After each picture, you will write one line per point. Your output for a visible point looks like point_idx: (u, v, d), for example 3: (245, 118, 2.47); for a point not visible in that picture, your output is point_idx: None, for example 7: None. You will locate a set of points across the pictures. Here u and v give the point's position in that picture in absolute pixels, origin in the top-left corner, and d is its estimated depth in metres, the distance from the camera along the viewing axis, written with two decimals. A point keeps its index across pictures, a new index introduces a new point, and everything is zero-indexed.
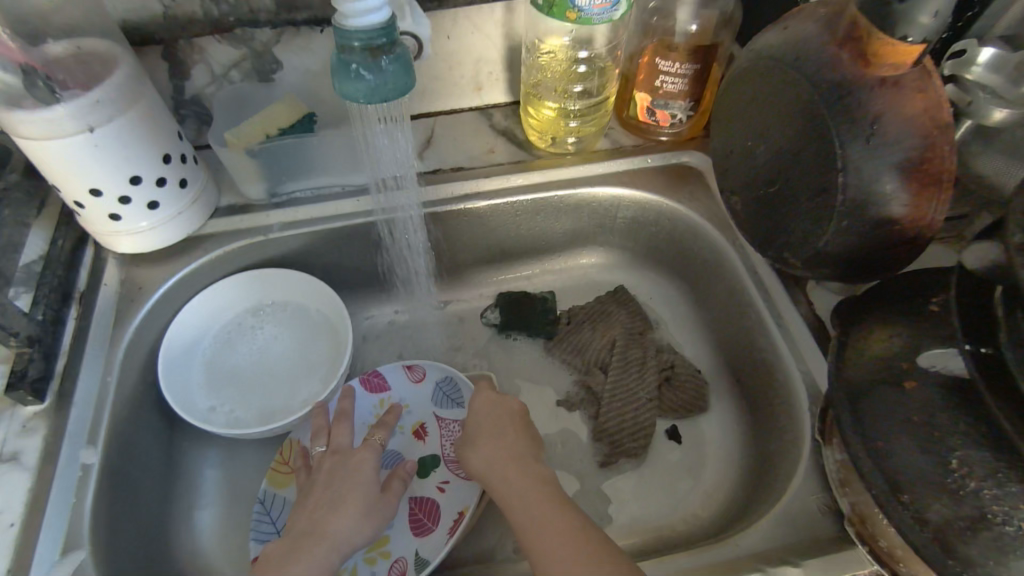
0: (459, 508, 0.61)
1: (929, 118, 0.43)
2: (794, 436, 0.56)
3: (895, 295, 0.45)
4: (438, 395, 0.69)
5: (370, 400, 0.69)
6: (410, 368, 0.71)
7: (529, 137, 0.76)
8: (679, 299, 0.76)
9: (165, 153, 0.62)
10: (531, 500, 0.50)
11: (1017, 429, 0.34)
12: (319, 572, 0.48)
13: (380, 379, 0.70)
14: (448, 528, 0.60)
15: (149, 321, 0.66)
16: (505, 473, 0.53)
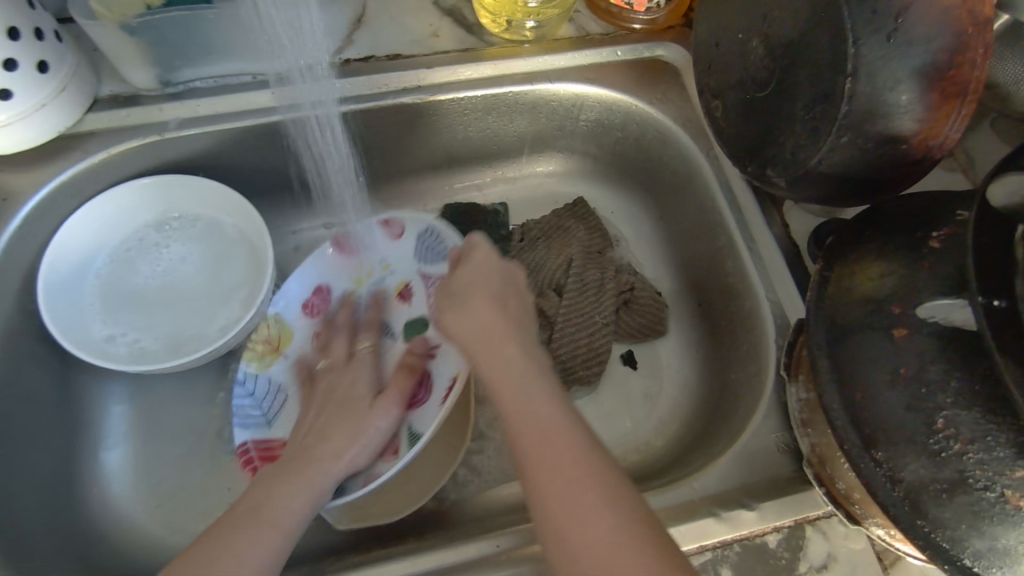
0: (451, 375, 0.51)
1: (966, 12, 0.35)
2: (758, 369, 0.53)
3: (891, 227, 0.40)
4: (421, 251, 0.59)
5: (347, 269, 0.61)
6: (386, 223, 0.61)
7: (480, 19, 0.64)
8: (643, 214, 0.69)
9: (11, 26, 0.48)
10: (522, 383, 0.39)
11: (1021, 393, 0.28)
12: (310, 501, 0.42)
13: (354, 241, 0.61)
14: (440, 399, 0.50)
15: (23, 239, 0.54)
16: (489, 345, 0.42)
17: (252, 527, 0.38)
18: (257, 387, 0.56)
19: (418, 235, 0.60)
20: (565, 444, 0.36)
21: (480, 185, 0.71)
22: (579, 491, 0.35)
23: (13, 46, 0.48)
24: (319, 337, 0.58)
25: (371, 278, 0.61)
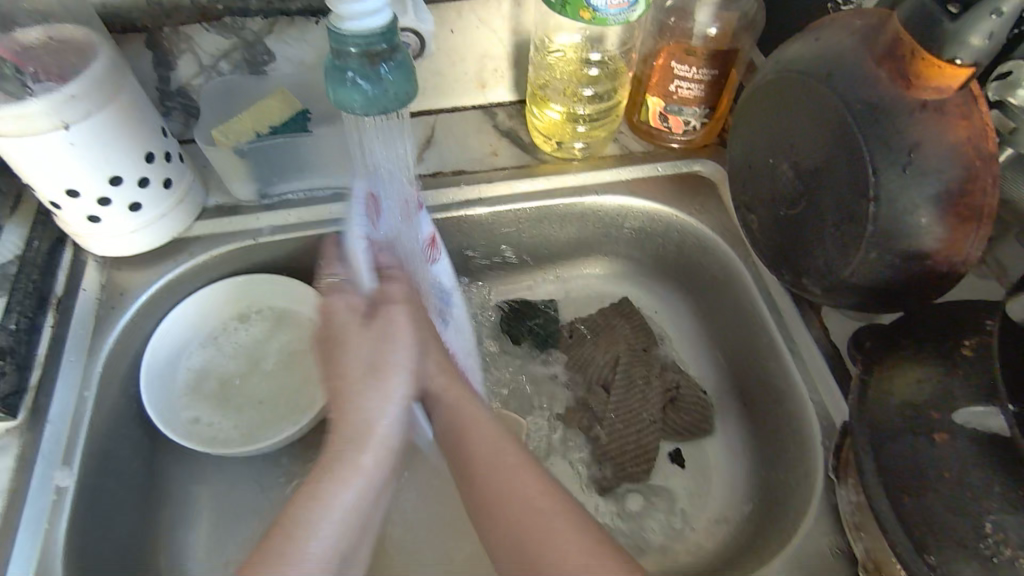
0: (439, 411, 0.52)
1: (972, 148, 0.40)
2: (805, 470, 0.54)
3: (924, 333, 0.43)
4: (436, 292, 0.60)
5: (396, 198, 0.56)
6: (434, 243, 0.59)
7: (534, 139, 0.72)
8: (686, 313, 0.73)
9: (148, 152, 0.57)
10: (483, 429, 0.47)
11: None
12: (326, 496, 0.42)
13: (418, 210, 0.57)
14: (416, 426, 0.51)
15: (131, 329, 0.62)
16: (469, 409, 0.49)
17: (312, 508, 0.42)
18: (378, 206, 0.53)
19: (440, 280, 0.60)
20: (517, 482, 0.44)
21: (531, 283, 0.76)
22: (515, 514, 0.43)
23: (147, 166, 0.58)
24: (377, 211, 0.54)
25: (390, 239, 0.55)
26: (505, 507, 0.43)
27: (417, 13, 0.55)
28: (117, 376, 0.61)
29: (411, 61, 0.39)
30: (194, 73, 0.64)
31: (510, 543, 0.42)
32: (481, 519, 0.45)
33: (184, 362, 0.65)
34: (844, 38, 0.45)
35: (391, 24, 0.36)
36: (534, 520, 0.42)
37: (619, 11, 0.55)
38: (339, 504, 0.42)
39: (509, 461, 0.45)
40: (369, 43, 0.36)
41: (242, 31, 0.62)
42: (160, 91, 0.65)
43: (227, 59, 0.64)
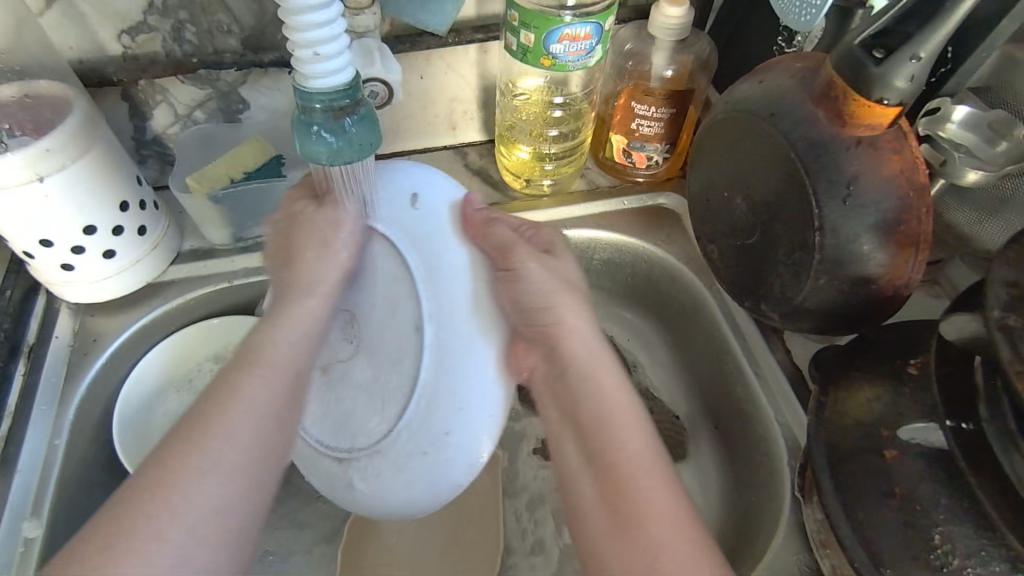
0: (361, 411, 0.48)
1: (905, 179, 0.43)
2: (775, 491, 0.55)
3: (873, 354, 0.45)
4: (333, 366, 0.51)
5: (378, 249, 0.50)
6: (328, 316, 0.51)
7: (504, 177, 0.74)
8: (659, 340, 0.74)
9: (123, 201, 0.59)
10: (633, 442, 0.43)
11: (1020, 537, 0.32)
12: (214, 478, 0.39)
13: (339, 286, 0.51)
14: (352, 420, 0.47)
15: (105, 374, 0.62)
16: (630, 432, 0.44)
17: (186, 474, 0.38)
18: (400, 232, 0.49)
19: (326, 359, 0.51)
20: (663, 504, 0.41)
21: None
22: (672, 543, 0.39)
23: (122, 214, 0.59)
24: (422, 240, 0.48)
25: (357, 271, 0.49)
26: (650, 537, 0.40)
27: (384, 63, 0.58)
28: (90, 422, 0.61)
29: (374, 113, 0.41)
30: (170, 122, 0.66)
31: (641, 574, 0.39)
32: (610, 550, 0.41)
33: (159, 406, 0.66)
34: (784, 81, 0.48)
35: (354, 80, 0.39)
36: (693, 559, 0.39)
37: (577, 57, 0.58)
38: (205, 468, 0.38)
39: (660, 483, 0.42)
40: (332, 98, 0.38)
41: (217, 82, 0.64)
42: (137, 140, 0.67)
43: (202, 109, 0.66)
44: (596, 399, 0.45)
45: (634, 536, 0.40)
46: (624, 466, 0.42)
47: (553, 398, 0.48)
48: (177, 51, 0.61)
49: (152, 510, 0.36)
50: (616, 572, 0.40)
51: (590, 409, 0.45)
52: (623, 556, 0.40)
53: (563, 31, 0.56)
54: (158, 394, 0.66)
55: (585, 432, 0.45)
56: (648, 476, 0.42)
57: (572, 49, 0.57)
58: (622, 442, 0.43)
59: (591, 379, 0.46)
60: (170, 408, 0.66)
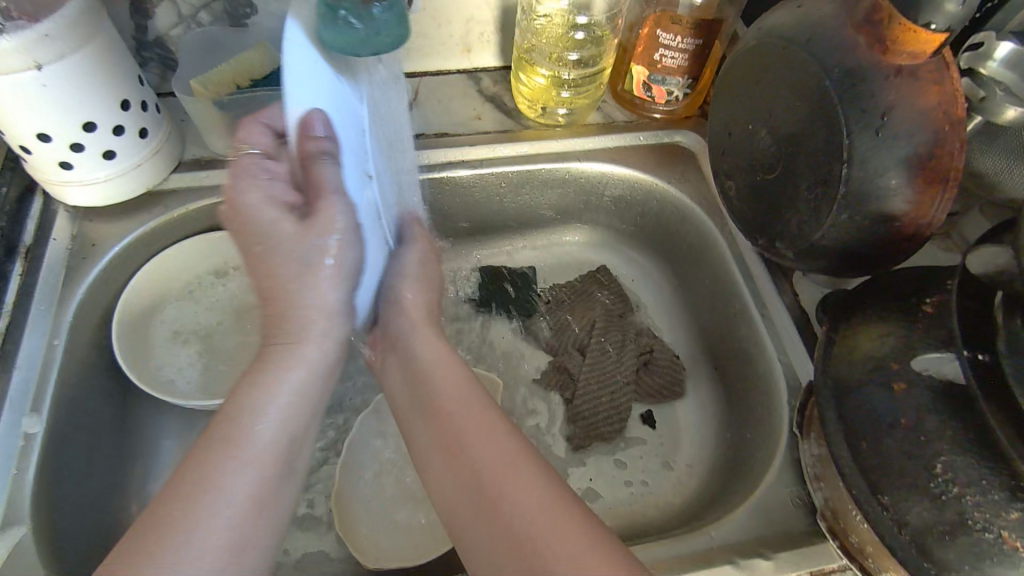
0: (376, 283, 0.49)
1: (942, 112, 0.41)
2: (771, 429, 0.56)
3: (887, 291, 0.45)
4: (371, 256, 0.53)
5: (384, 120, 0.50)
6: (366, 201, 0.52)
7: (519, 105, 0.73)
8: (664, 282, 0.74)
9: (124, 99, 0.56)
10: (473, 429, 0.40)
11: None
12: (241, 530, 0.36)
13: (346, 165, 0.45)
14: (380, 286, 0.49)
15: (104, 280, 0.62)
16: (474, 412, 0.42)
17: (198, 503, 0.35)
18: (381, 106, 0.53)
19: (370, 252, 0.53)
20: (516, 484, 0.37)
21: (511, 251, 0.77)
22: (528, 513, 0.36)
23: (123, 113, 0.56)
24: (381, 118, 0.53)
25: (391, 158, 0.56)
26: (502, 501, 0.37)
27: None
28: (89, 328, 0.60)
29: (402, 5, 0.38)
30: (173, 22, 0.63)
31: (504, 550, 0.36)
32: (472, 524, 0.38)
33: (157, 319, 0.65)
34: (824, 6, 0.46)
35: None
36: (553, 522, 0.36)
37: None
38: (217, 505, 0.36)
39: (502, 461, 0.39)
40: None
41: None
42: (137, 41, 0.63)
43: (208, 10, 0.63)
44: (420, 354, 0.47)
45: (484, 500, 0.38)
46: (457, 441, 0.40)
47: (406, 399, 0.45)
48: None
49: (167, 527, 0.34)
50: (475, 545, 0.37)
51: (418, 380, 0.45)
52: (481, 536, 0.37)
53: None
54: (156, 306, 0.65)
55: (429, 418, 0.43)
56: (475, 426, 0.41)
57: None
58: (463, 428, 0.41)
59: (437, 368, 0.45)
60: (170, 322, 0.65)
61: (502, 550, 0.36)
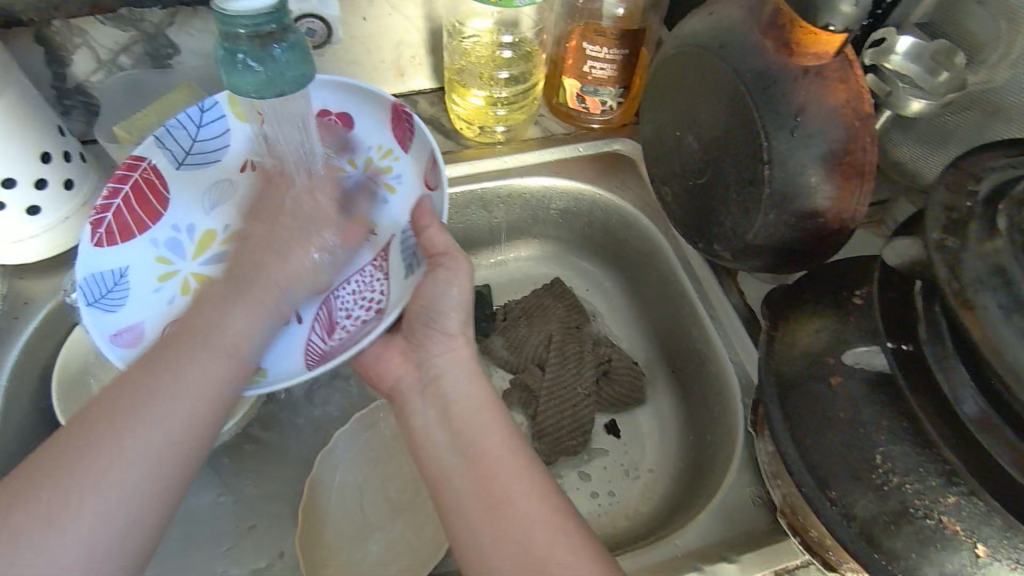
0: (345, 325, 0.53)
1: (851, 109, 0.43)
2: (728, 428, 0.57)
3: (820, 286, 0.45)
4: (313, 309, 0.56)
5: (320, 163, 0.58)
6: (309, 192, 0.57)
7: (456, 126, 0.72)
8: (616, 290, 0.74)
9: (44, 152, 0.54)
10: (497, 439, 0.44)
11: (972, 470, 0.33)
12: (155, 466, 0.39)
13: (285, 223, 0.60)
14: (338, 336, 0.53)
15: (39, 340, 0.60)
16: (491, 424, 0.45)
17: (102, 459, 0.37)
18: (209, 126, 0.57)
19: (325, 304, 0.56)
20: (528, 493, 0.41)
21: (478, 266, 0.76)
22: (532, 514, 0.40)
23: (44, 166, 0.55)
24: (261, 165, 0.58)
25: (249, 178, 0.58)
26: (513, 514, 0.40)
27: None
28: (26, 389, 0.58)
29: (305, 41, 0.39)
30: (92, 69, 0.61)
31: (506, 541, 0.39)
32: (473, 527, 0.40)
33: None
34: (733, 11, 0.47)
35: (280, 3, 0.35)
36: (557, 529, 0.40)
37: None
38: (121, 462, 0.37)
39: (520, 473, 0.42)
40: (257, 24, 0.35)
41: (141, 23, 0.60)
42: (56, 90, 0.61)
43: (126, 54, 0.61)
44: (462, 387, 0.47)
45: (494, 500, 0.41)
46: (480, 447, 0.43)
47: (422, 407, 0.48)
48: None
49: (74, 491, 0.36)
50: (478, 542, 0.40)
51: (459, 401, 0.46)
52: (487, 534, 0.40)
53: None
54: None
55: (449, 425, 0.45)
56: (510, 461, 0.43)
57: None
58: (484, 439, 0.44)
59: (464, 383, 0.47)
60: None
61: (502, 550, 0.39)
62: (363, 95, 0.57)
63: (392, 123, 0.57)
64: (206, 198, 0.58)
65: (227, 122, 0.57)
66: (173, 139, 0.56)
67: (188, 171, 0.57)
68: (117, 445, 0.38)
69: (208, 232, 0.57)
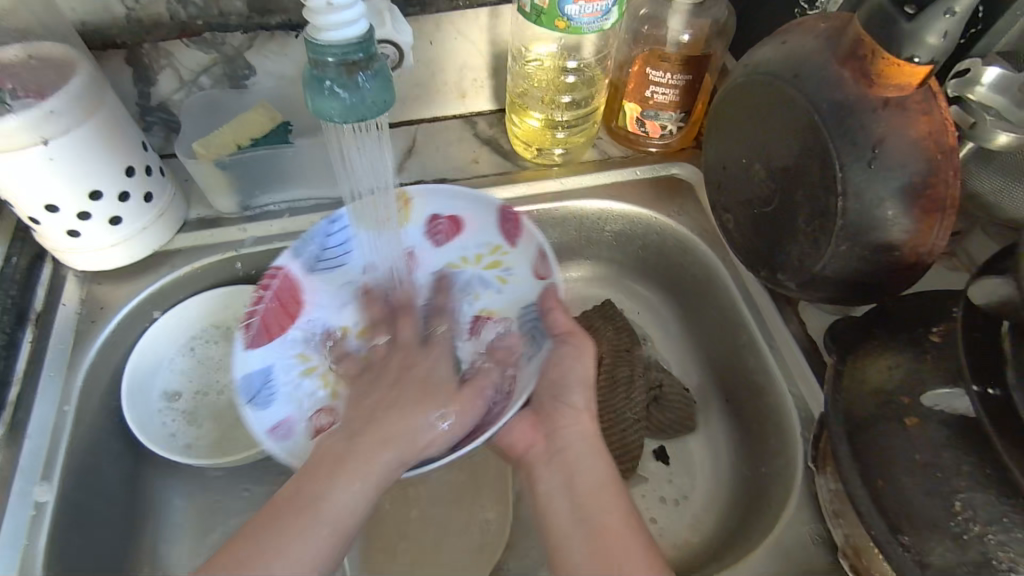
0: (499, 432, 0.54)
1: (934, 142, 0.41)
2: (786, 462, 0.55)
3: (894, 321, 0.44)
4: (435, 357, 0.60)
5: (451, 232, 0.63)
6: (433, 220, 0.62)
7: (515, 147, 0.73)
8: (669, 314, 0.74)
9: (129, 166, 0.58)
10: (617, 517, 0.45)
11: None
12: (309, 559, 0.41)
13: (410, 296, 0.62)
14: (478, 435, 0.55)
15: (114, 342, 0.63)
16: (617, 504, 0.46)
17: (314, 527, 0.42)
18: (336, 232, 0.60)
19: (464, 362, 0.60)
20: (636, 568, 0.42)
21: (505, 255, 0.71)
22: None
23: (127, 179, 0.58)
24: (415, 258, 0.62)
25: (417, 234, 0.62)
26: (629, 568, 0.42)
27: (393, 23, 0.56)
28: (99, 388, 0.61)
29: (387, 70, 0.41)
30: (175, 88, 0.64)
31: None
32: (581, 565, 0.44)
33: (157, 383, 0.65)
34: (808, 41, 0.46)
35: (367, 33, 0.38)
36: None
37: (592, 19, 0.56)
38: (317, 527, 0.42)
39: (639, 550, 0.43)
40: (347, 53, 0.38)
41: (221, 46, 0.63)
42: (141, 106, 0.65)
43: (208, 74, 0.64)
44: (588, 474, 0.48)
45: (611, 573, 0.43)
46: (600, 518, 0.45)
47: (551, 476, 0.49)
48: (181, 13, 0.59)
49: (254, 561, 0.40)
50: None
51: (590, 487, 0.47)
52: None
53: None
54: (158, 367, 0.66)
55: (574, 499, 0.47)
56: (612, 509, 0.46)
57: (588, 11, 0.55)
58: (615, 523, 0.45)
59: (590, 458, 0.49)
60: (169, 386, 0.66)
61: None
62: (477, 202, 0.61)
63: (497, 218, 0.61)
64: (339, 294, 0.61)
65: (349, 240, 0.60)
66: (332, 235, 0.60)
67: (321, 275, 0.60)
68: (323, 508, 0.43)
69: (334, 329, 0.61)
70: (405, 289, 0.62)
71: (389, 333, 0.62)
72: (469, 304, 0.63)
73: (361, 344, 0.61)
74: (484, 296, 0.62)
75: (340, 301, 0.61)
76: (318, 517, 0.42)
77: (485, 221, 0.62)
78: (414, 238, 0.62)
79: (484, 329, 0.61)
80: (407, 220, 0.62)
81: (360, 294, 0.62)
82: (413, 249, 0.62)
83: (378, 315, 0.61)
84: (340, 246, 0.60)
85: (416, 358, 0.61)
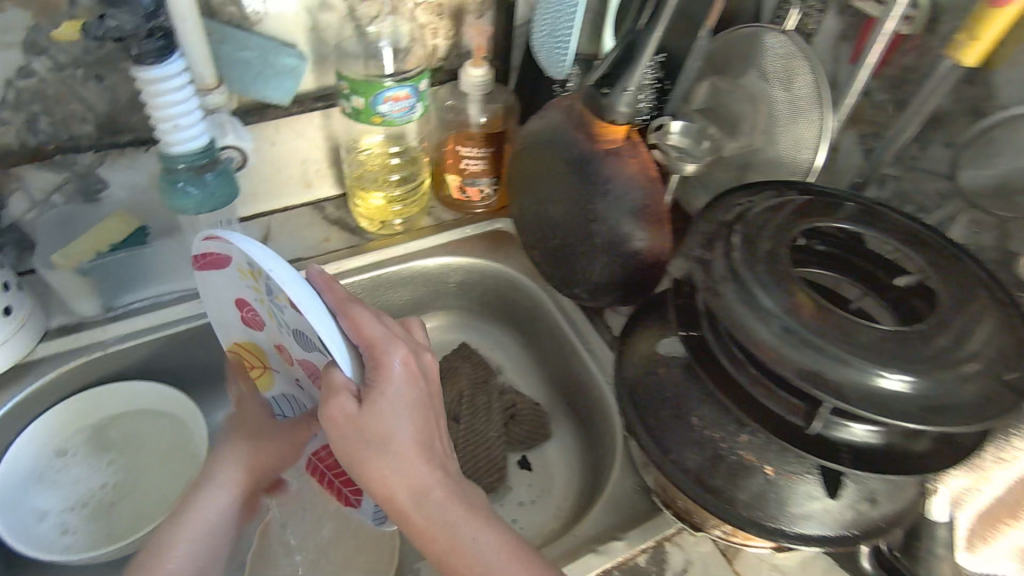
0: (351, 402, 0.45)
1: (645, 174, 0.59)
2: (612, 439, 0.68)
3: (648, 307, 0.59)
4: (305, 337, 0.46)
5: (225, 303, 0.55)
6: (246, 320, 0.55)
7: (360, 223, 0.84)
8: (514, 344, 0.87)
9: None
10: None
11: (759, 419, 0.45)
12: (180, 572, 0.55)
13: (308, 366, 0.50)
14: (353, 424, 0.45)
15: None
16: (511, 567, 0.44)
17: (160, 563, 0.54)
18: (273, 400, 0.62)
19: (307, 330, 0.44)
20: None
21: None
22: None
23: None
24: (280, 350, 0.53)
25: (255, 280, 0.47)
26: None
27: (235, 132, 0.66)
28: None
29: (230, 170, 0.56)
30: (27, 208, 0.69)
31: None
32: None
33: (31, 500, 0.67)
34: (555, 115, 0.63)
35: (210, 145, 0.54)
36: None
37: (402, 113, 0.71)
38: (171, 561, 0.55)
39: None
40: (193, 159, 0.53)
41: (73, 165, 0.69)
42: None
43: (60, 192, 0.70)
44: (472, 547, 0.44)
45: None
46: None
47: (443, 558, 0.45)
48: (31, 141, 0.66)
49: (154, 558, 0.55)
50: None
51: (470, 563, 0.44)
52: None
53: (386, 94, 0.68)
54: (28, 485, 0.68)
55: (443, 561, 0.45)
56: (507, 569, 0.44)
57: (397, 107, 0.70)
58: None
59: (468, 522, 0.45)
60: (42, 504, 0.68)
61: None
62: (205, 287, 0.54)
63: (211, 270, 0.52)
64: (313, 408, 0.57)
65: (271, 389, 0.61)
66: (282, 402, 0.62)
67: (320, 431, 0.58)
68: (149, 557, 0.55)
69: (327, 423, 0.52)
70: (294, 362, 0.52)
71: (311, 353, 0.47)
72: (288, 311, 0.45)
73: (328, 415, 0.49)
74: (261, 283, 0.46)
75: (322, 407, 0.54)
76: (171, 557, 0.55)
77: (218, 286, 0.53)
78: (269, 345, 0.56)
79: (289, 302, 0.43)
80: (266, 356, 0.58)
81: (302, 349, 0.48)
82: (275, 341, 0.53)
83: (309, 368, 0.50)
84: (294, 409, 0.61)
85: (329, 364, 0.45)
